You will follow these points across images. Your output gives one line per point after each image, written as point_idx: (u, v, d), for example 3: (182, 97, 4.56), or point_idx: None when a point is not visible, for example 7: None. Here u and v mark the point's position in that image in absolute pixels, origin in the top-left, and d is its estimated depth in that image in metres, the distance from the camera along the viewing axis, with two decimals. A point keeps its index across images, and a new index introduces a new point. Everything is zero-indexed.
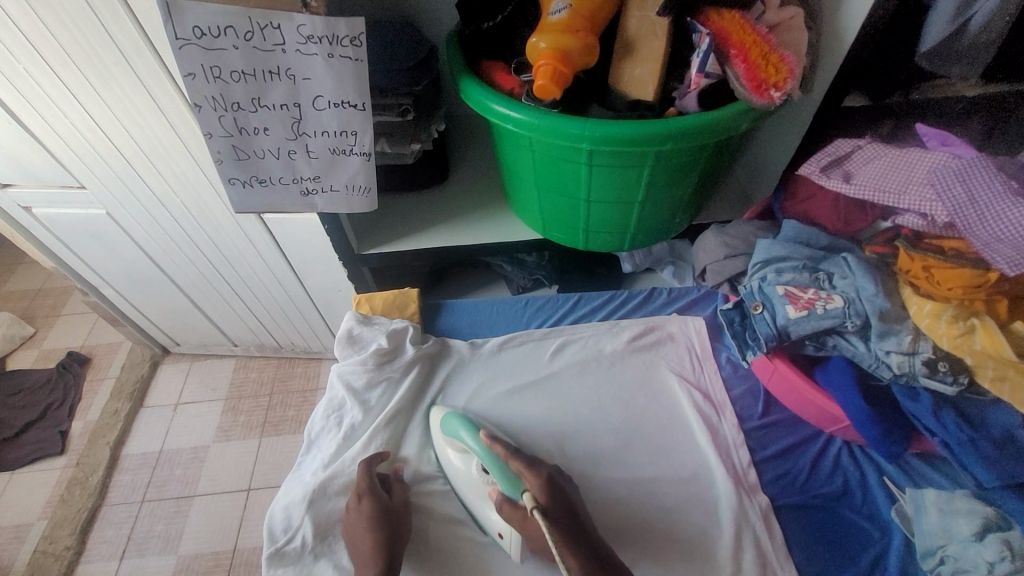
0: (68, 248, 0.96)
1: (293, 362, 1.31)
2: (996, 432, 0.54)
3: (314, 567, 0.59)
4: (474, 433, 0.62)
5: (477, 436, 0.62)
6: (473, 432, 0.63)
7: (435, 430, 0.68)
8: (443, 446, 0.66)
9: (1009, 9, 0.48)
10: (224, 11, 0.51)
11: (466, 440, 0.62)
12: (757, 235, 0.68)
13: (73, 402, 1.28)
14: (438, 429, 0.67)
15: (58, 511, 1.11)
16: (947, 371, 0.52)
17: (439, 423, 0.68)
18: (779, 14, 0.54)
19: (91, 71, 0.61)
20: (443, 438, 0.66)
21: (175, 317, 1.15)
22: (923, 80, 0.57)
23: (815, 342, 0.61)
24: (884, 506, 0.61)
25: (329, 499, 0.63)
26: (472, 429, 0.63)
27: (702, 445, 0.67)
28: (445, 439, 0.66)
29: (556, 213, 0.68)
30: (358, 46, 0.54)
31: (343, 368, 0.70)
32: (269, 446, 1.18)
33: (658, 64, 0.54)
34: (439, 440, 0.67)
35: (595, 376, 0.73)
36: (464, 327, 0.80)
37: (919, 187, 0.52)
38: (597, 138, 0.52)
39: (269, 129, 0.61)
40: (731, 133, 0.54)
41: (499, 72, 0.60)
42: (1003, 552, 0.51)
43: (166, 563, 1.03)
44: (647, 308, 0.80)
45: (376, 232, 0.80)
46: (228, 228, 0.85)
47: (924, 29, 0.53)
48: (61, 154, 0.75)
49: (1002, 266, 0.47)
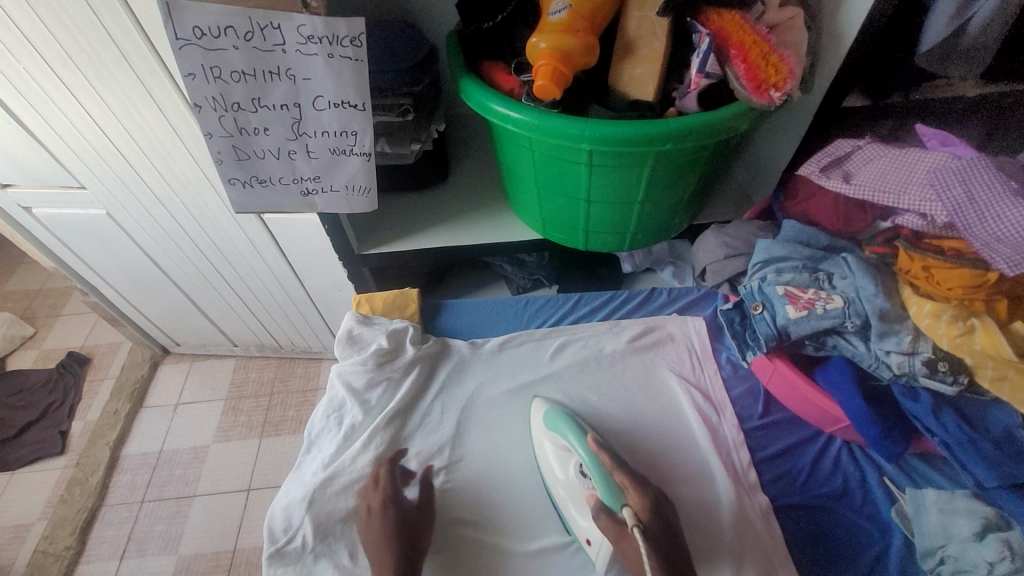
0: (68, 248, 0.96)
1: (293, 362, 1.31)
2: (995, 432, 0.54)
3: (314, 567, 0.59)
4: (581, 435, 0.62)
5: (585, 439, 0.61)
6: (580, 434, 0.62)
7: (536, 424, 0.68)
8: (542, 442, 0.66)
9: (1009, 10, 0.48)
10: (224, 11, 0.51)
11: (569, 439, 0.62)
12: (756, 235, 0.68)
13: (73, 402, 1.28)
14: (539, 423, 0.67)
15: (59, 511, 1.11)
16: (947, 371, 0.52)
17: (539, 417, 0.68)
18: (779, 14, 0.54)
19: (91, 71, 0.61)
20: (543, 432, 0.66)
21: (176, 317, 1.15)
22: (923, 81, 0.58)
23: (814, 342, 0.61)
24: (884, 506, 0.61)
25: (330, 499, 0.62)
26: (580, 432, 0.62)
27: (702, 445, 0.67)
28: (545, 433, 0.66)
29: (556, 213, 0.68)
30: (358, 46, 0.54)
31: (343, 368, 0.70)
32: (269, 446, 1.18)
33: (658, 64, 0.54)
34: (539, 434, 0.67)
35: (595, 376, 0.73)
36: (464, 327, 0.80)
37: (919, 187, 0.52)
38: (597, 138, 0.52)
39: (269, 129, 0.61)
40: (730, 133, 0.54)
41: (499, 72, 0.60)
42: (1003, 553, 0.51)
43: (166, 563, 1.03)
44: (647, 308, 0.80)
45: (377, 232, 0.80)
46: (229, 228, 0.85)
47: (924, 28, 0.53)
48: (61, 155, 0.76)
49: (1001, 266, 0.46)
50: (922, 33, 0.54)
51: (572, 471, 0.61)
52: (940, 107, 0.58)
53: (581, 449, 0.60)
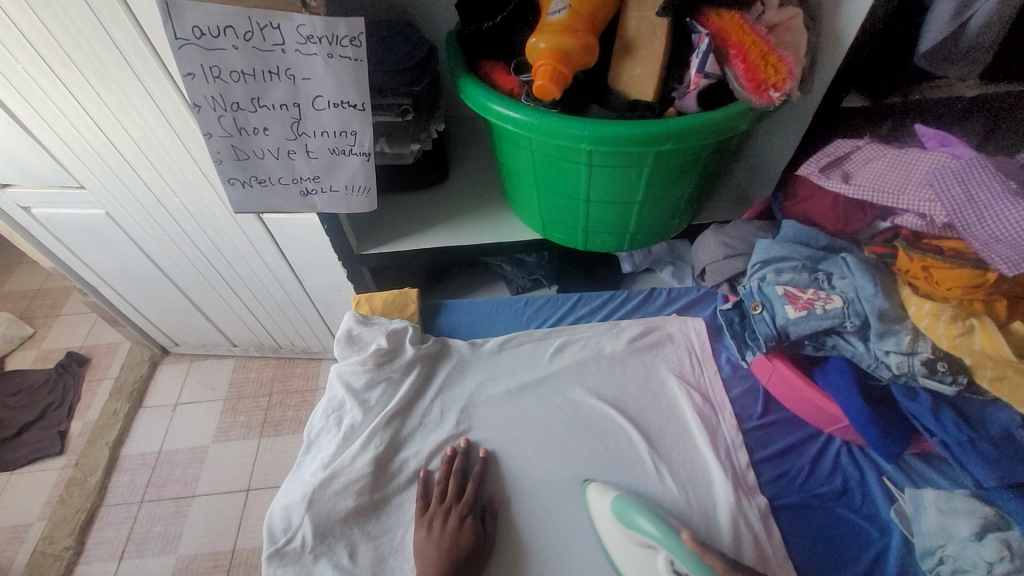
0: (68, 248, 0.96)
1: (292, 362, 1.31)
2: (994, 432, 0.54)
3: (314, 567, 0.59)
4: (670, 534, 0.55)
5: (668, 533, 0.55)
6: (668, 531, 0.55)
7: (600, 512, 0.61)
8: (620, 536, 0.59)
9: (1009, 10, 0.48)
10: (224, 11, 0.51)
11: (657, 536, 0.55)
12: (756, 234, 0.68)
13: (72, 402, 1.28)
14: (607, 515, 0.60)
15: (58, 511, 1.11)
16: (947, 371, 0.52)
17: (604, 506, 0.61)
18: (779, 14, 0.54)
19: (90, 71, 0.61)
20: (615, 524, 0.59)
21: (175, 317, 1.15)
22: (922, 80, 0.58)
23: (814, 342, 0.61)
24: (883, 506, 0.61)
25: (329, 499, 0.62)
26: (665, 528, 0.55)
27: (702, 445, 0.67)
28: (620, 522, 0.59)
29: (555, 213, 0.68)
30: (358, 46, 0.54)
31: (343, 368, 0.70)
32: (269, 445, 1.18)
33: (658, 64, 0.54)
34: (611, 527, 0.60)
35: (595, 376, 0.73)
36: (463, 327, 0.80)
37: (919, 187, 0.52)
38: (596, 138, 0.52)
39: (269, 129, 0.61)
40: (729, 133, 0.54)
41: (499, 72, 0.60)
42: (1002, 552, 0.51)
43: (166, 564, 1.03)
44: (646, 308, 0.80)
45: (376, 232, 0.80)
46: (228, 228, 0.85)
47: (924, 28, 0.52)
48: (60, 155, 0.75)
49: (1001, 266, 0.47)
50: (922, 33, 0.53)
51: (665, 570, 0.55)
52: (937, 108, 0.58)
53: (669, 544, 0.54)
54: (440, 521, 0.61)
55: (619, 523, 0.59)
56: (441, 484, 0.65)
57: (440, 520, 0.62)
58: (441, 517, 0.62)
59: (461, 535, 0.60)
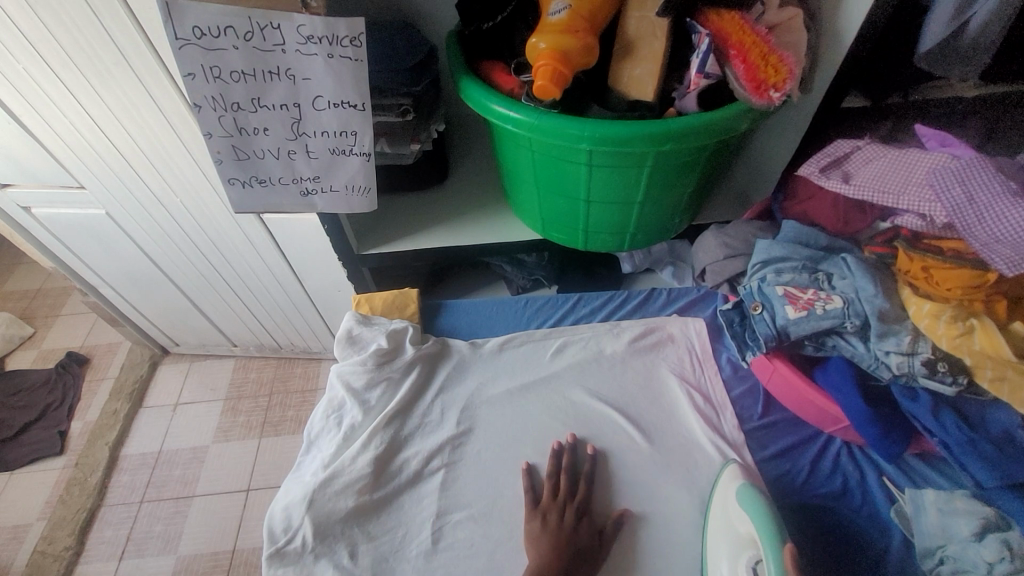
0: (68, 248, 0.96)
1: (292, 362, 1.31)
2: (995, 432, 0.54)
3: (314, 567, 0.59)
4: (775, 540, 0.52)
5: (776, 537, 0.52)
6: (776, 540, 0.52)
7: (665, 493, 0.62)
8: (728, 518, 0.58)
9: (1008, 10, 0.48)
10: (224, 11, 0.51)
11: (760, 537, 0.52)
12: (756, 235, 0.68)
13: (72, 402, 1.28)
14: (729, 499, 0.59)
15: (58, 511, 1.11)
16: (947, 371, 0.52)
17: (730, 490, 0.60)
18: (779, 14, 0.54)
19: (90, 70, 0.61)
20: (732, 510, 0.58)
21: (175, 317, 1.15)
22: (924, 81, 0.58)
23: (814, 342, 0.61)
24: (884, 506, 0.61)
25: (330, 499, 0.62)
26: (773, 533, 0.52)
27: (703, 444, 0.67)
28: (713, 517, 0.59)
29: (555, 213, 0.68)
30: (358, 46, 0.54)
31: (343, 369, 0.70)
32: (269, 445, 1.18)
33: (658, 64, 0.54)
34: (729, 507, 0.58)
35: (596, 376, 0.73)
36: (463, 327, 0.80)
37: (919, 188, 0.52)
38: (596, 138, 0.52)
39: (269, 129, 0.61)
40: (729, 133, 0.54)
41: (499, 72, 0.60)
42: (1003, 553, 0.51)
43: (166, 564, 1.03)
44: (647, 309, 0.80)
45: (377, 233, 0.80)
46: (229, 228, 0.85)
47: (923, 29, 0.53)
48: (60, 155, 0.75)
49: (1001, 267, 0.46)
50: (921, 34, 0.53)
51: (742, 568, 0.53)
52: (937, 108, 0.58)
53: (766, 546, 0.51)
54: (557, 515, 0.61)
55: (735, 511, 0.57)
56: (551, 479, 0.65)
57: (556, 513, 0.61)
58: (556, 512, 0.62)
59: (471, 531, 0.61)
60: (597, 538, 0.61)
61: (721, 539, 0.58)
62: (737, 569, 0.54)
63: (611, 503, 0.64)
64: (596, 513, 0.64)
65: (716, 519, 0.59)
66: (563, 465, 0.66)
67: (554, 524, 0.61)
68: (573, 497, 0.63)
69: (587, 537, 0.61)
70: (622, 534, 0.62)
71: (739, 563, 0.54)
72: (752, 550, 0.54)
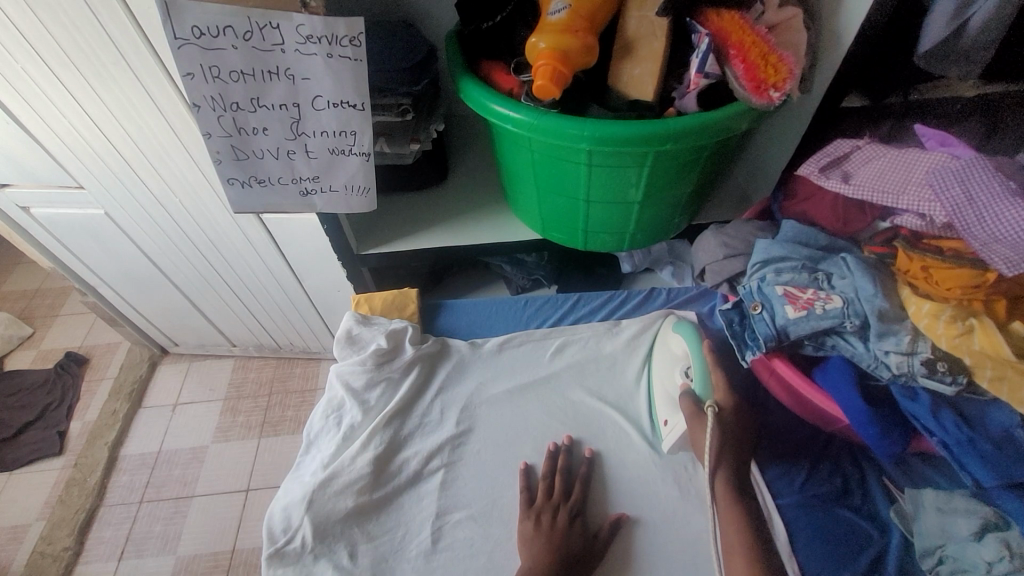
0: (67, 248, 0.96)
1: (292, 362, 1.31)
2: (994, 432, 0.53)
3: (314, 567, 0.59)
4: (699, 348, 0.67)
5: (701, 348, 0.67)
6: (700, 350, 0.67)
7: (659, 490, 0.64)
8: (665, 345, 0.72)
9: (1009, 11, 0.48)
10: (224, 11, 0.51)
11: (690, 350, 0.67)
12: (756, 234, 0.68)
13: (72, 402, 1.28)
14: (667, 330, 0.73)
15: (57, 511, 1.11)
16: (947, 371, 0.52)
17: (666, 327, 0.73)
18: (779, 14, 0.54)
19: (89, 70, 0.61)
20: (669, 338, 0.71)
21: (175, 317, 1.15)
22: (922, 79, 0.59)
23: (813, 342, 0.61)
24: (883, 506, 0.62)
25: (329, 499, 0.62)
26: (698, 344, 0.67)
27: None
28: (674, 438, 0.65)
29: (555, 213, 0.68)
30: (358, 46, 0.54)
31: (343, 369, 0.70)
32: (268, 445, 1.18)
33: (658, 64, 0.53)
34: (666, 339, 0.72)
35: (596, 376, 0.73)
36: (463, 327, 0.80)
37: (919, 187, 0.52)
38: (596, 138, 0.52)
39: (269, 129, 0.61)
40: (728, 133, 0.54)
41: (499, 72, 0.60)
42: (1002, 552, 0.50)
43: (165, 564, 1.03)
44: (646, 308, 0.80)
45: (376, 233, 0.80)
46: (228, 228, 0.85)
47: (923, 29, 0.53)
48: (59, 154, 0.75)
49: (1000, 266, 0.47)
50: (921, 34, 0.53)
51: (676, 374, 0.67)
52: (936, 108, 0.58)
53: (694, 352, 0.67)
54: (550, 516, 0.62)
55: (673, 338, 0.71)
56: (546, 480, 0.65)
57: (549, 514, 0.62)
58: (549, 513, 0.62)
59: None
60: (595, 541, 0.61)
61: (663, 361, 0.71)
62: (672, 376, 0.68)
63: (611, 504, 0.65)
64: (595, 514, 0.64)
65: (656, 345, 0.73)
66: (558, 467, 0.66)
67: (550, 527, 0.61)
68: (568, 499, 0.63)
69: (584, 539, 0.61)
70: (621, 535, 0.63)
71: (673, 372, 0.68)
72: (683, 361, 0.68)
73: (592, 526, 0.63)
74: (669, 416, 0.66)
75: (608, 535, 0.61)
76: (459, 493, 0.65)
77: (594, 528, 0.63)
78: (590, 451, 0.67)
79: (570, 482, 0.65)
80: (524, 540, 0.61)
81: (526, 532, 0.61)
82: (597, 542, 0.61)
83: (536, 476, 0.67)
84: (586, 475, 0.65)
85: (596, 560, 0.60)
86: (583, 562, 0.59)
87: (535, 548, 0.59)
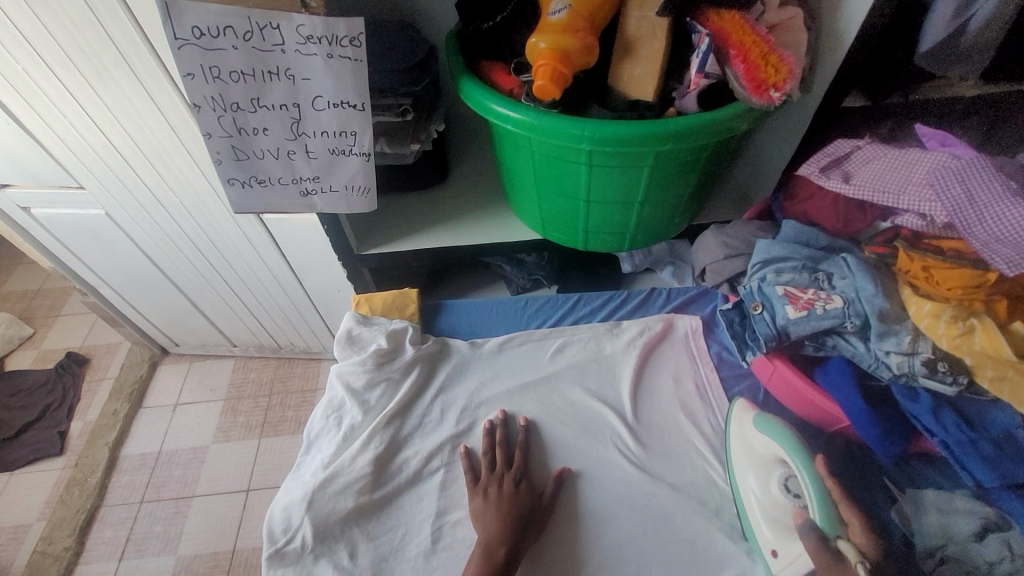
0: (67, 248, 0.96)
1: (292, 362, 1.31)
2: (995, 432, 0.53)
3: (314, 568, 0.59)
4: (806, 457, 0.58)
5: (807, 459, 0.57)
6: (807, 458, 0.57)
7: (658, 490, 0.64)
8: (748, 447, 0.63)
9: (1009, 10, 0.48)
10: (224, 11, 0.51)
11: (792, 458, 0.58)
12: (756, 234, 0.68)
13: (72, 402, 1.28)
14: (747, 428, 0.64)
15: (57, 512, 1.11)
16: (947, 371, 0.52)
17: (745, 421, 0.64)
18: (780, 14, 0.54)
19: (89, 70, 0.61)
20: (751, 438, 0.63)
21: (175, 317, 1.15)
22: (923, 80, 0.57)
23: (814, 342, 0.61)
24: (884, 506, 0.61)
25: (329, 500, 0.62)
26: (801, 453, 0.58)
27: (701, 447, 0.67)
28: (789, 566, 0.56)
29: (555, 213, 0.68)
30: (358, 46, 0.54)
31: (343, 369, 0.70)
32: (268, 446, 1.18)
33: (658, 64, 0.54)
34: (748, 438, 0.63)
35: (597, 376, 0.73)
36: (463, 327, 0.80)
37: (920, 187, 0.52)
38: (596, 138, 0.52)
39: (268, 129, 0.61)
40: (729, 133, 0.54)
41: (499, 72, 0.60)
42: (1003, 552, 0.51)
43: (165, 564, 1.03)
44: (647, 309, 0.80)
45: (376, 233, 0.80)
46: (228, 228, 0.85)
47: (923, 29, 0.53)
48: (59, 154, 0.75)
49: (1001, 266, 0.46)
50: (921, 33, 0.54)
51: (776, 488, 0.58)
52: (938, 108, 0.57)
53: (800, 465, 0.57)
54: (496, 487, 0.63)
55: (757, 439, 0.62)
56: (487, 455, 0.66)
57: (495, 485, 0.63)
58: (495, 484, 0.64)
59: (514, 500, 0.62)
60: (540, 499, 0.63)
61: (745, 467, 0.62)
62: (768, 489, 0.59)
63: (552, 463, 0.67)
64: (538, 475, 0.66)
65: (734, 447, 0.64)
66: (497, 440, 0.68)
67: (498, 496, 0.62)
68: (510, 467, 0.65)
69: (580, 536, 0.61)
70: (616, 533, 0.62)
71: (771, 485, 0.59)
72: (781, 470, 0.59)
73: (536, 486, 0.65)
74: (775, 543, 0.57)
75: (552, 491, 0.64)
76: (459, 491, 0.66)
77: (538, 488, 0.65)
78: (524, 420, 0.70)
79: (511, 452, 0.67)
80: (475, 516, 0.62)
81: (476, 509, 0.62)
82: (543, 499, 0.63)
83: (477, 455, 0.68)
84: (524, 443, 0.67)
85: (541, 519, 0.62)
86: (534, 523, 0.62)
87: (486, 520, 0.61)
